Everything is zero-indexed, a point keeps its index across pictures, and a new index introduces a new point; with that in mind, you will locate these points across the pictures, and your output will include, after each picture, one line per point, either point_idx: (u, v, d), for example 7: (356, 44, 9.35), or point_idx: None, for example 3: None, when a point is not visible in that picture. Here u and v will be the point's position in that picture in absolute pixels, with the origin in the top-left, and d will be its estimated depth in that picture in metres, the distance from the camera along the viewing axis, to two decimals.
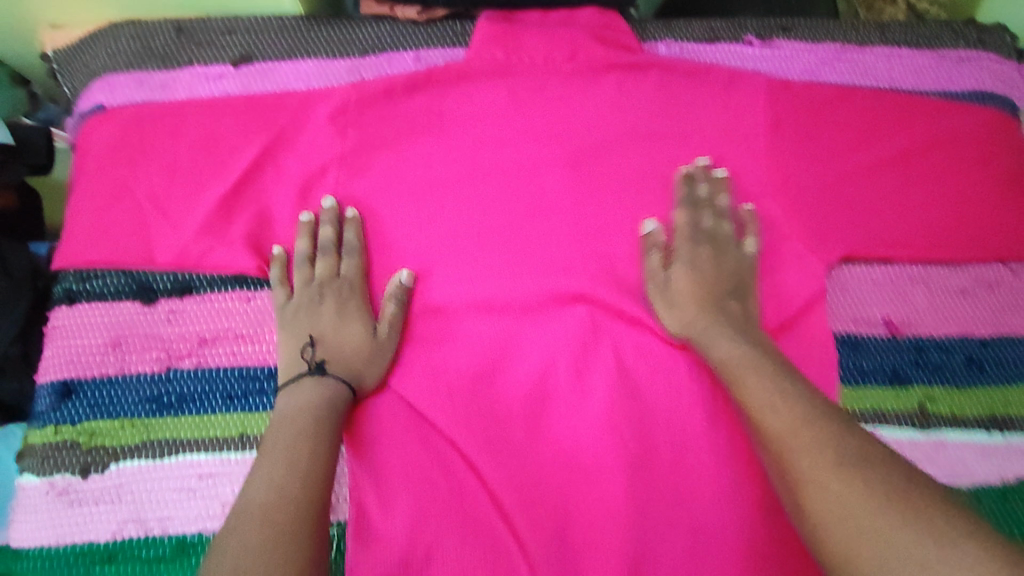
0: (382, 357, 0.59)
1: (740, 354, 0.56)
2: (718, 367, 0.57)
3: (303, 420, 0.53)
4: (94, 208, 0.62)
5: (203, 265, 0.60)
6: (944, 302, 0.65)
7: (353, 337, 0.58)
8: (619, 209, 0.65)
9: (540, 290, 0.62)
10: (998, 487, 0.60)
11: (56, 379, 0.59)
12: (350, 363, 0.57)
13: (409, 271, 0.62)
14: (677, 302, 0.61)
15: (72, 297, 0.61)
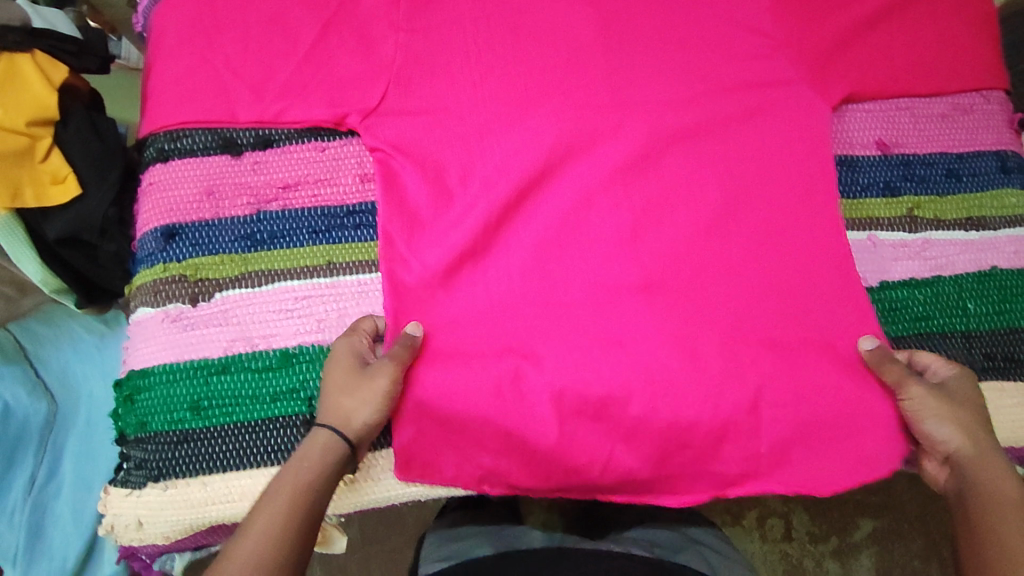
0: (368, 396, 0.61)
1: (1011, 493, 0.61)
2: (993, 496, 0.61)
3: (299, 483, 0.57)
4: (178, 77, 0.69)
5: (282, 120, 0.68)
6: (927, 126, 0.75)
7: (341, 384, 0.61)
8: (647, 61, 0.73)
9: (581, 132, 0.71)
10: (972, 273, 0.72)
11: (160, 225, 0.66)
12: (335, 409, 0.60)
13: (416, 322, 0.65)
14: (946, 421, 0.64)
15: (165, 155, 0.68)
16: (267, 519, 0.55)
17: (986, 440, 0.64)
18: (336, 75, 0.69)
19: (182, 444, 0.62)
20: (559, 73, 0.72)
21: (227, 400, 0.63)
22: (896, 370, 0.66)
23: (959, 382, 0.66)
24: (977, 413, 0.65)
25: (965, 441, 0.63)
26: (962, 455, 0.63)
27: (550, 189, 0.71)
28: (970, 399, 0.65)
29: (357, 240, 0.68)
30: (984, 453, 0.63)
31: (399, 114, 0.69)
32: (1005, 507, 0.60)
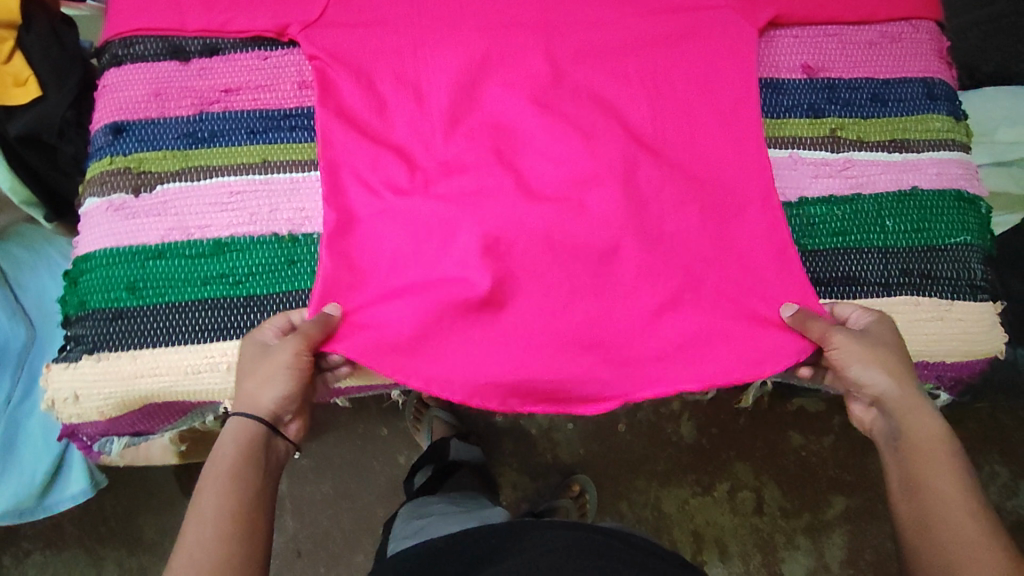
0: (274, 375, 0.62)
1: (936, 432, 0.62)
2: (920, 440, 0.62)
3: (228, 468, 0.58)
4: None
5: (228, 30, 0.73)
6: (853, 53, 0.77)
7: (250, 367, 0.63)
8: None
9: (511, 50, 0.74)
10: (894, 193, 0.73)
11: (109, 122, 0.71)
12: (246, 393, 0.62)
13: (335, 303, 0.67)
14: (869, 363, 0.64)
15: (119, 60, 0.73)
16: (205, 501, 0.56)
17: (911, 377, 0.64)
18: None
19: (118, 320, 0.66)
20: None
21: (161, 282, 0.67)
22: (818, 326, 0.67)
23: (881, 321, 0.67)
24: (899, 352, 0.65)
25: (889, 381, 0.64)
26: (886, 397, 0.64)
27: (483, 103, 0.74)
28: (895, 339, 0.66)
29: (293, 141, 0.72)
30: (907, 390, 0.63)
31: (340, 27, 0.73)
32: (928, 451, 0.61)
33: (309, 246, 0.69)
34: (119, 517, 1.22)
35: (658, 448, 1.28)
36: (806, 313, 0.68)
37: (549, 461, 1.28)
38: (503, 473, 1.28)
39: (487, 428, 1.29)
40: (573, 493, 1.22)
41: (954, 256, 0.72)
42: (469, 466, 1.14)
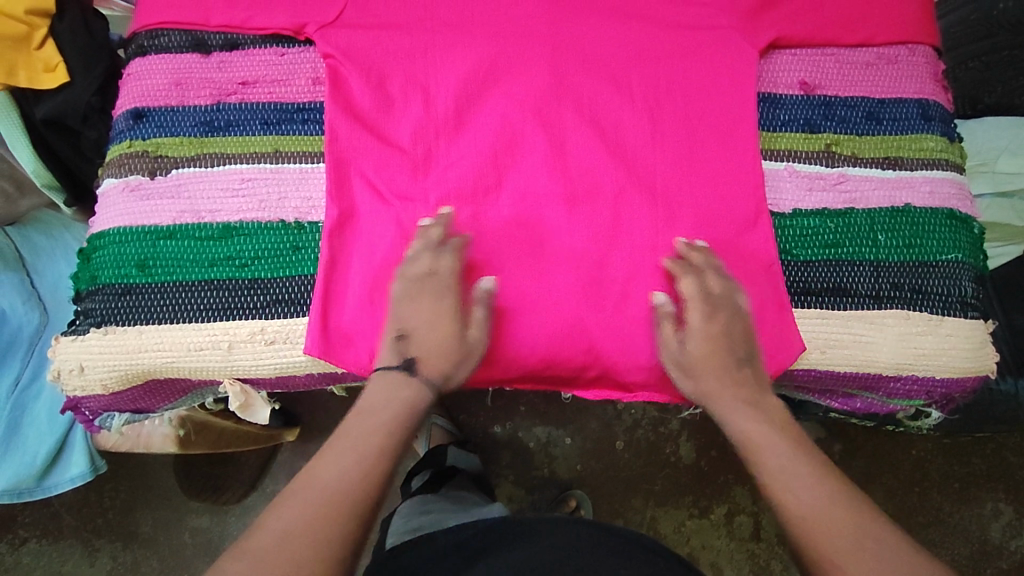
0: (473, 351, 0.69)
1: (755, 430, 0.65)
2: (738, 437, 0.66)
3: (360, 438, 0.63)
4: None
5: (248, 26, 0.76)
6: (849, 72, 0.79)
7: (449, 327, 0.68)
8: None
9: (516, 56, 0.77)
10: (887, 209, 0.74)
11: (131, 108, 0.74)
12: (447, 355, 0.68)
13: (490, 279, 0.70)
14: (693, 365, 0.69)
15: (144, 50, 0.77)
16: (353, 451, 0.62)
17: (733, 376, 0.68)
18: None
19: (126, 296, 0.69)
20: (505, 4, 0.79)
21: (169, 261, 0.69)
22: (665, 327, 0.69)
23: (702, 333, 0.68)
24: (710, 345, 0.68)
25: (694, 376, 0.69)
26: (702, 393, 0.69)
27: (490, 104, 0.76)
28: (719, 347, 0.68)
29: (304, 134, 0.74)
30: (714, 383, 0.68)
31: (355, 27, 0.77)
32: (755, 450, 0.64)
33: (313, 234, 0.71)
34: (116, 509, 1.23)
35: (655, 468, 1.28)
36: (673, 310, 0.69)
37: (545, 475, 1.28)
38: (499, 484, 1.28)
39: (484, 438, 1.29)
40: (568, 508, 1.22)
41: (945, 272, 0.72)
42: (467, 471, 1.14)
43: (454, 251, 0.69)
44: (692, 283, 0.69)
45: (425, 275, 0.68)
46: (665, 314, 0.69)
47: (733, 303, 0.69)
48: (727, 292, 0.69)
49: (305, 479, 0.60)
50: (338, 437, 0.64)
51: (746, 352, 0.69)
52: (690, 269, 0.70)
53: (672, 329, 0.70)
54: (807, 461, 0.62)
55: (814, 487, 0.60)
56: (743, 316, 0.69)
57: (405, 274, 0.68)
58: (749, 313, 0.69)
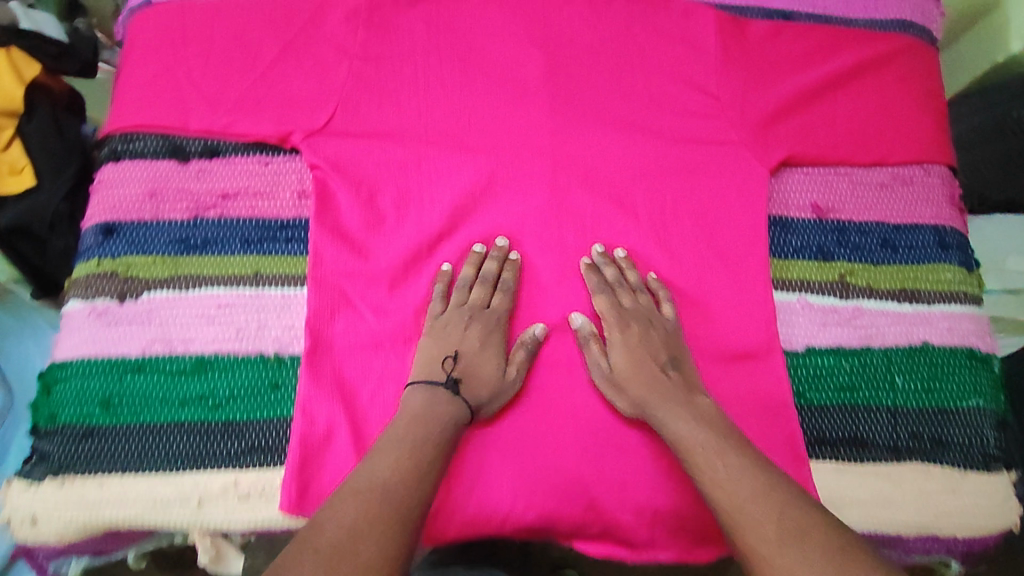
0: (506, 394, 0.66)
1: (692, 433, 0.61)
2: (673, 443, 0.62)
3: (411, 439, 0.58)
4: (146, 81, 0.74)
5: (229, 132, 0.71)
6: (864, 194, 0.76)
7: (498, 363, 0.66)
8: (585, 108, 0.77)
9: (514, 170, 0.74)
10: (903, 348, 0.71)
11: (100, 221, 0.69)
12: (480, 391, 0.64)
13: (585, 315, 0.70)
14: (622, 383, 0.66)
15: (117, 155, 0.72)
16: (399, 452, 0.58)
17: (662, 385, 0.65)
18: (294, 92, 0.74)
19: (88, 439, 0.63)
20: (504, 112, 0.76)
21: (137, 399, 0.64)
22: (587, 343, 0.69)
23: (624, 348, 0.67)
24: (647, 355, 0.67)
25: (634, 392, 0.65)
26: (639, 411, 0.65)
27: (486, 220, 0.73)
28: (643, 359, 0.66)
29: (287, 255, 0.69)
30: (651, 395, 0.64)
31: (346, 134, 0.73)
32: (693, 451, 0.60)
33: (296, 369, 0.66)
34: None
35: None
36: (593, 331, 0.69)
37: None
38: None
39: None
40: None
41: (965, 421, 0.69)
42: None
43: (514, 294, 0.70)
44: (602, 299, 0.69)
45: (478, 309, 0.68)
46: (585, 336, 0.69)
47: (659, 317, 0.69)
48: (653, 308, 0.70)
49: (358, 479, 0.56)
50: (379, 446, 0.59)
51: (670, 357, 0.67)
52: (603, 284, 0.70)
53: (602, 346, 0.69)
54: (742, 464, 0.57)
55: (746, 481, 0.56)
56: (670, 330, 0.69)
57: (442, 303, 0.69)
58: (674, 324, 0.69)
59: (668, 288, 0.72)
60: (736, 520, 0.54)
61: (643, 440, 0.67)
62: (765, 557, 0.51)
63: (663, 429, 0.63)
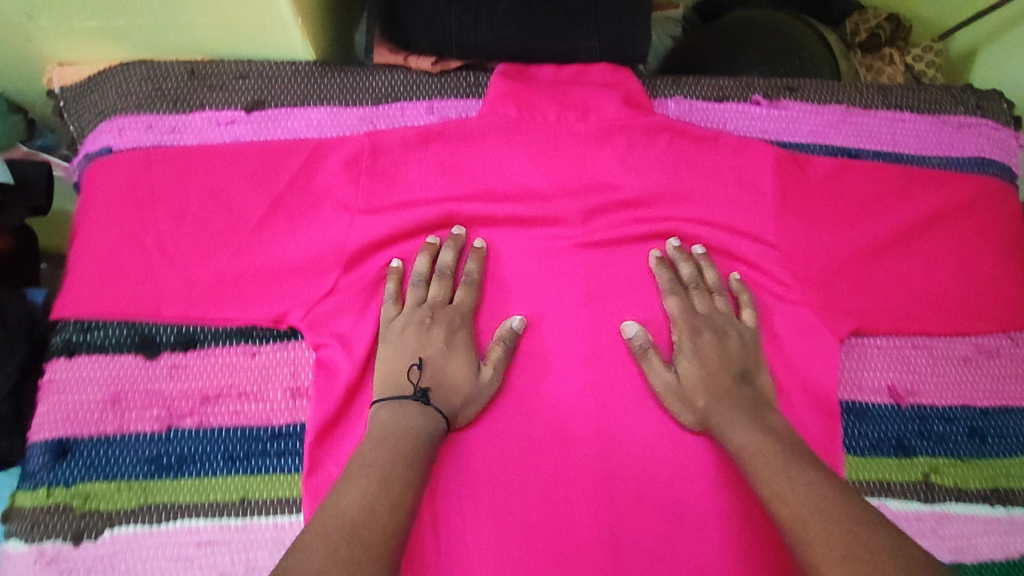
0: (479, 399, 0.60)
1: (756, 442, 0.56)
2: (735, 454, 0.57)
3: (383, 461, 0.52)
4: (112, 250, 0.63)
5: (209, 318, 0.61)
6: (945, 371, 0.66)
7: (466, 361, 0.60)
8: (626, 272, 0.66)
9: (546, 350, 0.64)
10: (1001, 564, 0.62)
11: (51, 438, 0.57)
12: (452, 397, 0.59)
13: (635, 323, 0.63)
14: (688, 396, 0.61)
15: (71, 348, 0.60)
16: (368, 472, 0.51)
17: (733, 396, 0.60)
18: (287, 261, 0.63)
19: None
20: (535, 275, 0.65)
21: None
22: (638, 350, 0.63)
23: (692, 355, 0.62)
24: (719, 360, 0.62)
25: (699, 403, 0.61)
26: (704, 422, 0.61)
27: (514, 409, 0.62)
28: (713, 370, 0.61)
29: (278, 472, 0.58)
30: (720, 404, 0.60)
31: (347, 315, 0.62)
32: (750, 461, 0.55)
33: None
34: None
35: None
36: (645, 343, 0.63)
37: None
38: None
39: None
40: None
41: None
42: None
43: (478, 286, 0.64)
44: (676, 302, 0.64)
45: (439, 305, 0.61)
46: (642, 347, 0.62)
47: (739, 324, 0.64)
48: (731, 314, 0.64)
49: (329, 499, 0.49)
50: (351, 473, 0.51)
51: (742, 371, 0.61)
52: (675, 283, 0.65)
53: (661, 359, 0.63)
54: (805, 475, 0.51)
55: (806, 494, 0.50)
56: (748, 338, 0.63)
57: (396, 306, 0.62)
58: (754, 332, 0.64)
59: (749, 291, 0.66)
60: (794, 528, 0.48)
61: (713, 507, 0.61)
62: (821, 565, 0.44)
63: (725, 441, 0.58)
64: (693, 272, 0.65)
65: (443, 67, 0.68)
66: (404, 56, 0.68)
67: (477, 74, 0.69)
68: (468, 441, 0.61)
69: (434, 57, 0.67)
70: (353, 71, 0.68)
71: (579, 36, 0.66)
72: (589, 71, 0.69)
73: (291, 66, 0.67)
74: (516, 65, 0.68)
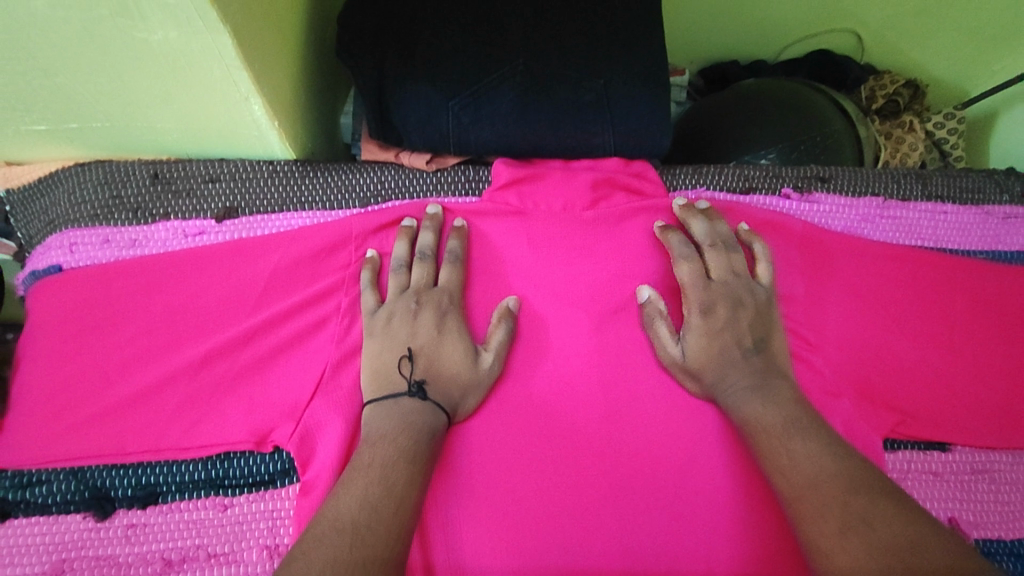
0: (480, 388, 0.53)
1: (764, 418, 0.51)
2: (741, 427, 0.53)
3: (378, 465, 0.44)
4: (51, 386, 0.53)
5: (168, 454, 0.51)
6: (1010, 498, 0.58)
7: (461, 347, 0.53)
8: (655, 382, 0.57)
9: (564, 485, 0.53)
10: None
11: None
12: (451, 390, 0.51)
13: (648, 287, 0.58)
14: (694, 370, 0.55)
15: (7, 509, 0.50)
16: (366, 478, 0.44)
17: (746, 361, 0.55)
18: (260, 393, 0.53)
19: None
20: (549, 395, 0.56)
21: None
22: (653, 314, 0.57)
23: (702, 330, 0.56)
24: (729, 326, 0.56)
25: (704, 372, 0.55)
26: (711, 392, 0.55)
27: (531, 557, 0.51)
28: (725, 344, 0.56)
29: None
30: (728, 373, 0.55)
31: (313, 468, 0.50)
32: (761, 437, 0.51)
33: None
34: None
35: None
36: (660, 307, 0.57)
37: None
38: None
39: None
40: None
41: None
42: None
43: (463, 265, 0.57)
44: (686, 266, 0.58)
45: (422, 290, 0.55)
46: (654, 312, 0.57)
47: (755, 283, 0.58)
48: (747, 276, 0.58)
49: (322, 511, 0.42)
50: (349, 476, 0.45)
51: (756, 340, 0.56)
52: (687, 249, 0.58)
53: (671, 328, 0.57)
54: (805, 443, 0.48)
55: (810, 462, 0.47)
56: (764, 301, 0.58)
57: (377, 295, 0.55)
58: (770, 292, 0.58)
59: (766, 244, 0.60)
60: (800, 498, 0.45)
61: None
62: (829, 539, 0.42)
63: (731, 416, 0.53)
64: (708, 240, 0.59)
65: (439, 163, 0.62)
66: (397, 151, 0.61)
67: (477, 168, 0.62)
68: (469, 543, 0.51)
69: (429, 155, 0.61)
70: (337, 170, 0.60)
71: (593, 132, 0.59)
72: (602, 162, 0.62)
73: (268, 164, 0.59)
74: (521, 161, 0.62)
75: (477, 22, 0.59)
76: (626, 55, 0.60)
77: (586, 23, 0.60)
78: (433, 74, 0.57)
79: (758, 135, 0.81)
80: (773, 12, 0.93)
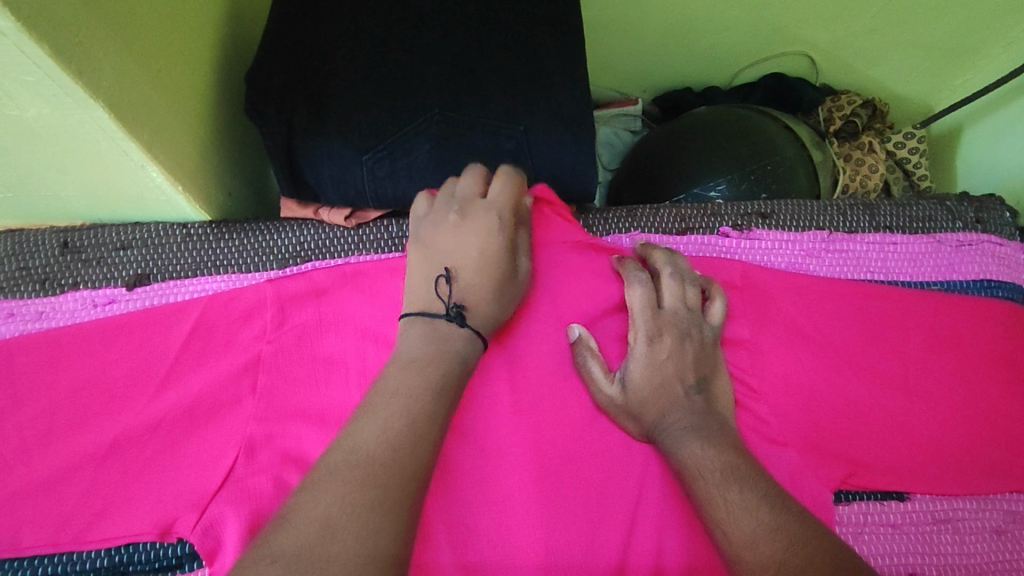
0: (512, 298, 0.52)
1: (704, 461, 0.47)
2: (679, 472, 0.49)
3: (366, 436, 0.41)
4: None
5: (64, 544, 0.48)
6: (976, 549, 0.55)
7: (501, 266, 0.51)
8: (585, 442, 0.54)
9: (488, 558, 0.50)
10: None
11: None
12: (486, 309, 0.50)
13: (579, 325, 0.55)
14: (634, 407, 0.52)
15: None
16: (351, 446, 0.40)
17: (692, 401, 0.52)
18: (164, 474, 0.50)
19: None
20: (472, 461, 0.52)
21: None
22: (590, 350, 0.54)
23: (646, 360, 0.53)
24: (672, 362, 0.53)
25: (649, 411, 0.52)
26: (650, 435, 0.52)
27: None
28: (667, 379, 0.52)
29: None
30: (671, 413, 0.51)
31: (219, 555, 0.47)
32: (696, 479, 0.47)
33: None
34: None
35: None
36: (592, 342, 0.54)
37: None
38: None
39: None
40: None
41: None
42: None
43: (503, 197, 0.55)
44: (640, 291, 0.55)
45: (469, 203, 0.52)
46: (586, 348, 0.54)
47: (704, 321, 0.55)
48: (698, 311, 0.55)
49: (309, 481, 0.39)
50: None
51: (699, 379, 0.53)
52: (642, 275, 0.55)
53: (604, 367, 0.54)
54: (743, 493, 0.44)
55: (747, 515, 0.43)
56: (712, 342, 0.55)
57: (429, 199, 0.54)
58: (718, 333, 0.56)
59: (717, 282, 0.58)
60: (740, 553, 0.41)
61: None
62: None
63: (668, 459, 0.50)
64: (666, 273, 0.55)
65: (360, 219, 0.59)
66: (315, 208, 0.58)
67: (400, 223, 0.60)
68: None
69: (348, 211, 0.58)
70: (253, 230, 0.58)
71: None
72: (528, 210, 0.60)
73: (181, 228, 0.57)
74: None
75: (393, 71, 0.57)
76: (546, 99, 0.58)
77: (504, 67, 0.59)
78: (344, 127, 0.55)
79: (706, 166, 0.79)
80: (720, 38, 0.91)
